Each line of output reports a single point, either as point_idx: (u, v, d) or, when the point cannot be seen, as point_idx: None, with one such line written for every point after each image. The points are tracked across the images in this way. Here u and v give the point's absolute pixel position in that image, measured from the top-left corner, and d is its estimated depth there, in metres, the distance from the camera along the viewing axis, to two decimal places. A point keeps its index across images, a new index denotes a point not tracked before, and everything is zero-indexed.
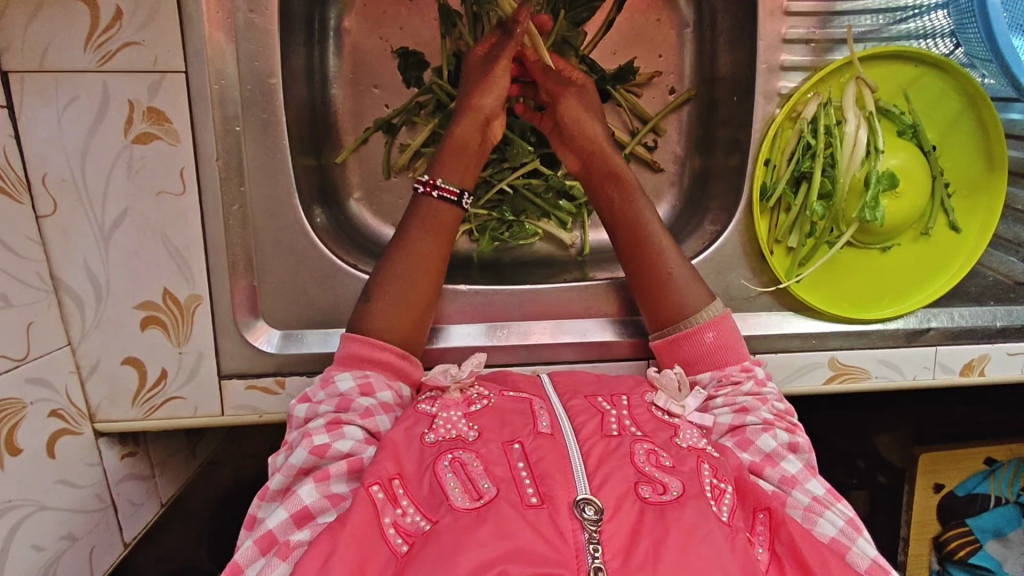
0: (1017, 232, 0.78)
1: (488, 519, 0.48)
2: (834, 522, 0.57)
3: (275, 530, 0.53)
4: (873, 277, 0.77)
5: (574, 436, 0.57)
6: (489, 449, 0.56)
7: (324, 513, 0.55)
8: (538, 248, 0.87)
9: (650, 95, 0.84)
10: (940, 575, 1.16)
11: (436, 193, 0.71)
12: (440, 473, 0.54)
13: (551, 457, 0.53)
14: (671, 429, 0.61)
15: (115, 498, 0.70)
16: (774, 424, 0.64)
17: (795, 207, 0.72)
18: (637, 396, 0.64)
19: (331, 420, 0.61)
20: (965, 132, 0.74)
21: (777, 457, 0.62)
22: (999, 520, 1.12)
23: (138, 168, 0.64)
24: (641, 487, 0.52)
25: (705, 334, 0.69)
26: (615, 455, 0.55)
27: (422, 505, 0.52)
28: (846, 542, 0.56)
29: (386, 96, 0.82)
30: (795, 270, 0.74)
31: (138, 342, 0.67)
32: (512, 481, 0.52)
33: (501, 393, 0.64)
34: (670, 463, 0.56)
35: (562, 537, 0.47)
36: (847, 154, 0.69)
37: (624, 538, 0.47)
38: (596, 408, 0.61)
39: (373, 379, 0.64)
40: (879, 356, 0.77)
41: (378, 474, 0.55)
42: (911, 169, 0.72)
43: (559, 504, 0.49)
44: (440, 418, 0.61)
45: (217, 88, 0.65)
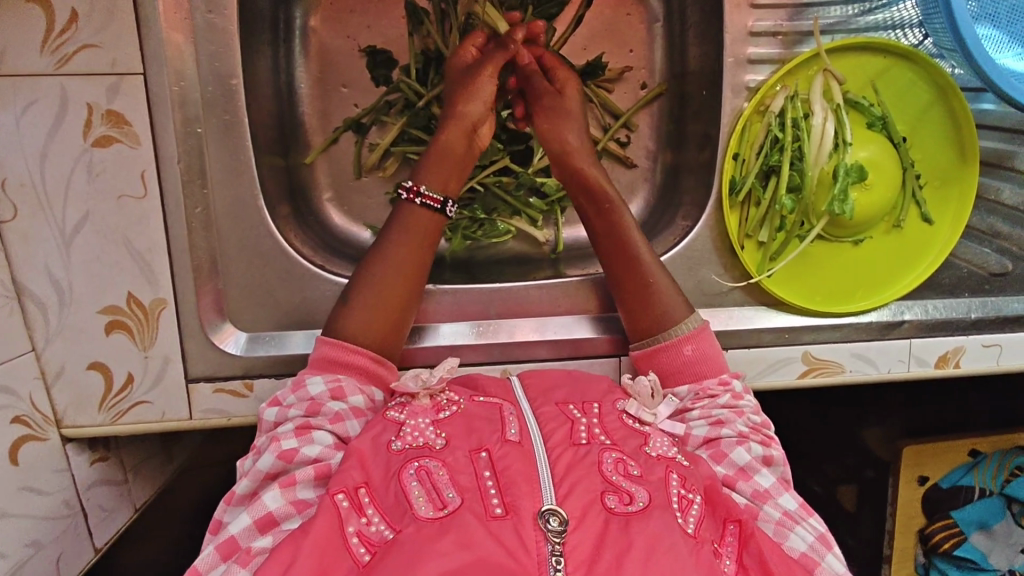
0: (992, 223, 0.78)
1: (452, 528, 0.48)
2: (804, 537, 0.57)
3: (238, 536, 0.54)
4: (846, 270, 0.76)
5: (542, 442, 0.56)
6: (456, 457, 0.55)
7: (289, 519, 0.55)
8: (511, 246, 0.87)
9: (621, 91, 0.84)
10: (926, 567, 1.16)
11: (419, 201, 0.70)
12: (405, 481, 0.53)
13: (518, 464, 0.53)
14: (642, 438, 0.60)
15: (85, 504, 0.69)
16: (748, 437, 0.63)
17: (764, 201, 0.72)
18: (608, 404, 0.63)
19: (300, 425, 0.60)
20: (935, 123, 0.74)
21: (751, 470, 0.61)
22: (985, 512, 1.12)
23: (99, 172, 0.63)
24: (608, 496, 0.52)
25: (684, 347, 0.68)
26: (583, 463, 0.54)
27: (387, 514, 0.52)
28: (815, 556, 0.56)
29: (354, 95, 0.81)
30: (766, 265, 0.74)
31: (103, 347, 0.67)
32: (477, 492, 0.51)
33: (471, 398, 0.63)
34: (637, 473, 0.55)
35: (525, 548, 0.47)
36: (815, 147, 0.69)
37: (588, 551, 0.47)
38: (566, 417, 0.59)
39: (345, 384, 0.64)
40: (853, 350, 0.76)
41: (344, 483, 0.54)
42: (881, 161, 0.71)
43: (524, 515, 0.49)
44: (408, 426, 0.60)
45: (177, 90, 0.64)
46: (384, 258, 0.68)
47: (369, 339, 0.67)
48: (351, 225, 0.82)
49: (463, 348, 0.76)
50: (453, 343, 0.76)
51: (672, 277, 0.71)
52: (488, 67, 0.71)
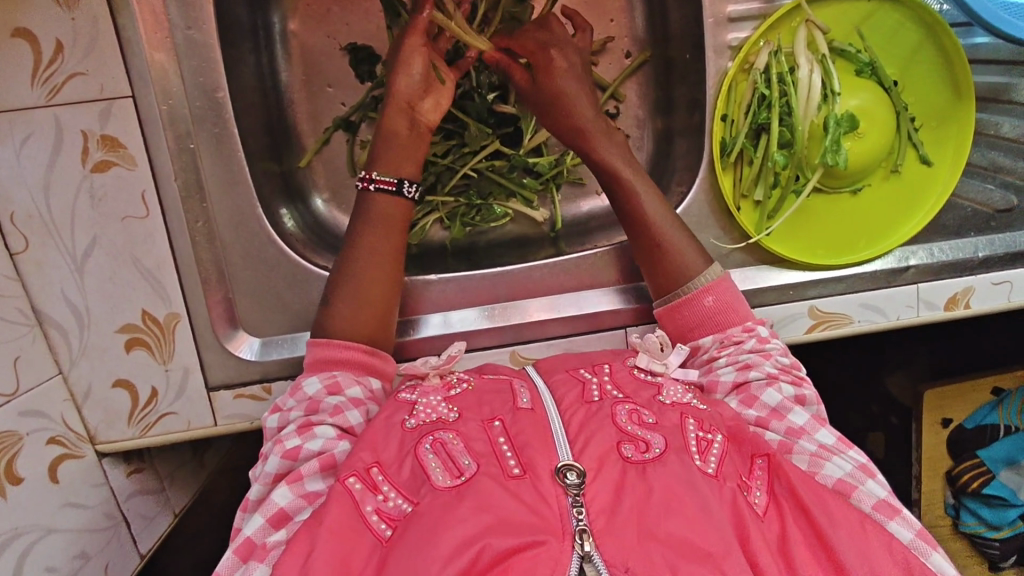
0: (993, 158, 0.77)
1: (468, 495, 0.50)
2: (842, 466, 0.56)
3: (253, 535, 0.54)
4: (846, 221, 0.76)
5: (554, 406, 0.58)
6: (469, 427, 0.57)
7: (301, 511, 0.56)
8: (511, 229, 0.87)
9: (607, 62, 0.82)
10: (958, 508, 1.17)
11: (374, 187, 0.70)
12: (421, 456, 0.54)
13: (531, 430, 0.54)
14: (654, 388, 0.62)
15: (126, 514, 0.73)
16: (778, 378, 0.63)
17: (757, 160, 0.71)
18: (619, 362, 0.65)
19: (302, 423, 0.61)
20: (926, 62, 0.72)
21: (784, 410, 0.61)
22: (1010, 449, 1.11)
23: (101, 197, 0.65)
24: (624, 446, 0.53)
25: (703, 298, 0.69)
26: (597, 418, 0.56)
27: (402, 488, 0.53)
28: (854, 482, 0.55)
29: (341, 93, 0.82)
30: (764, 224, 0.73)
31: (124, 364, 0.69)
32: (492, 455, 0.53)
33: (480, 375, 0.66)
34: (651, 420, 0.57)
35: (546, 502, 0.49)
36: (803, 102, 0.68)
37: (607, 498, 0.49)
38: (577, 379, 0.61)
39: (341, 377, 0.65)
40: (860, 300, 0.76)
41: (355, 466, 0.55)
42: (873, 107, 0.70)
43: (541, 473, 0.51)
44: (420, 405, 0.61)
45: (166, 108, 0.66)
46: (357, 247, 0.69)
47: (358, 334, 0.68)
48: (347, 222, 0.84)
49: (472, 333, 0.78)
50: (462, 330, 0.77)
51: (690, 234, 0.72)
52: (409, 36, 0.70)
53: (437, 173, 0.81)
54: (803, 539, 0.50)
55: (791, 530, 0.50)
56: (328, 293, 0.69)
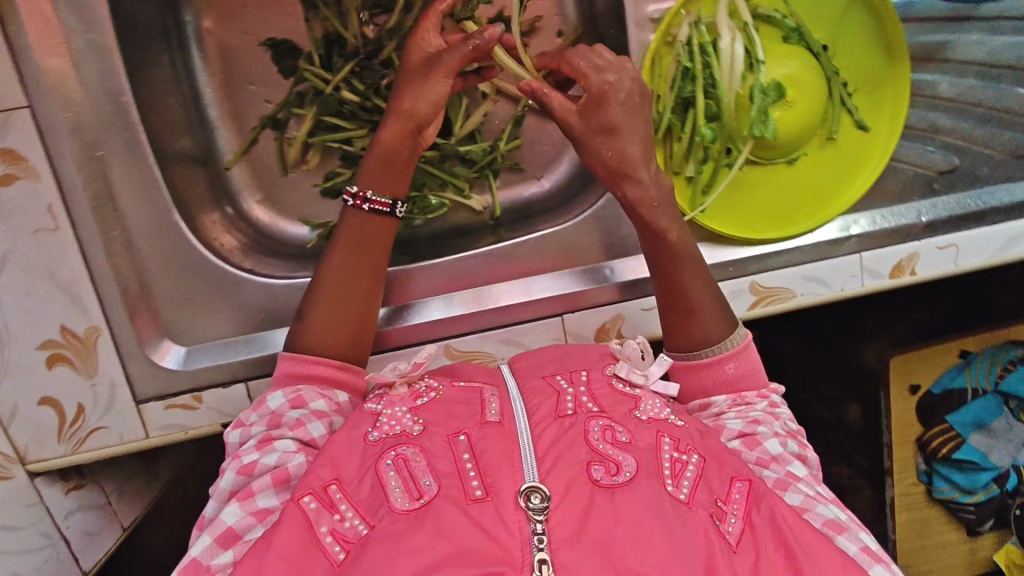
0: (932, 120, 0.75)
1: (426, 520, 0.48)
2: (830, 508, 0.55)
3: (200, 555, 0.52)
4: (784, 193, 0.74)
5: (524, 420, 0.56)
6: (433, 441, 0.55)
7: (250, 530, 0.53)
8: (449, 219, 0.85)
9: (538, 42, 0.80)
10: (929, 474, 1.15)
11: (367, 206, 0.69)
12: (382, 472, 0.53)
13: (496, 447, 0.52)
14: (632, 401, 0.60)
15: (66, 531, 0.71)
16: (785, 437, 0.61)
17: (685, 135, 0.69)
18: (597, 369, 0.63)
19: (262, 438, 0.60)
20: (856, 25, 0.70)
21: (784, 460, 0.59)
22: (980, 411, 1.11)
23: (7, 211, 0.63)
24: (594, 467, 0.51)
25: (725, 365, 0.66)
26: (569, 435, 0.54)
27: (360, 508, 0.51)
28: (838, 527, 0.53)
29: (263, 91, 0.80)
30: (698, 201, 0.72)
31: (48, 381, 0.67)
32: (455, 476, 0.51)
33: (451, 383, 0.64)
34: (626, 439, 0.55)
35: (507, 528, 0.47)
36: (727, 73, 0.65)
37: (571, 524, 0.47)
38: (552, 390, 0.60)
39: (305, 392, 0.63)
40: (802, 273, 0.74)
41: (310, 484, 0.53)
42: (802, 74, 0.68)
43: (505, 496, 0.49)
44: (384, 416, 0.59)
45: (69, 116, 0.63)
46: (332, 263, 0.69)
47: (326, 347, 0.67)
48: (278, 222, 0.82)
49: (407, 329, 0.75)
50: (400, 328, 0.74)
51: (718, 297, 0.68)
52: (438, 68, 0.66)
53: None
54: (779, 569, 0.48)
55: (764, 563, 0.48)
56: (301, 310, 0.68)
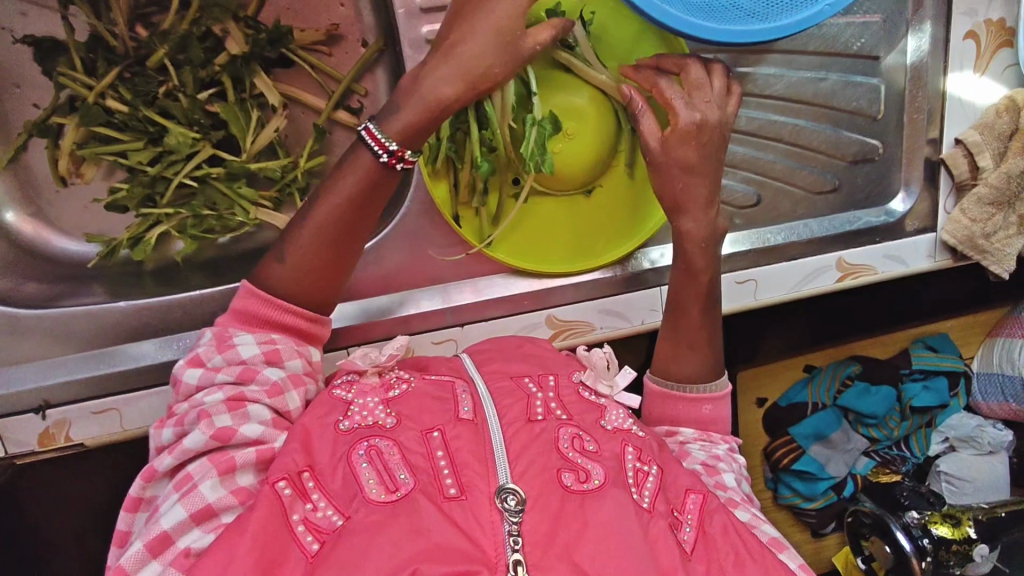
0: (730, 152, 0.74)
1: (403, 515, 0.48)
2: (768, 530, 0.60)
3: (171, 531, 0.49)
4: (580, 224, 0.72)
5: (496, 420, 0.55)
6: (407, 436, 0.54)
7: (227, 511, 0.52)
8: (256, 237, 0.80)
9: (341, 54, 0.77)
10: (775, 483, 1.17)
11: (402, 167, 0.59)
12: (354, 463, 0.52)
13: (470, 444, 0.53)
14: (598, 411, 0.61)
15: None
16: (732, 460, 0.65)
17: (466, 164, 0.65)
18: (565, 376, 0.64)
19: (232, 396, 0.55)
20: (647, 53, 0.68)
21: (719, 467, 0.63)
22: (820, 424, 1.13)
23: None
24: (564, 474, 0.52)
25: (702, 405, 0.67)
26: (539, 441, 0.54)
27: (333, 500, 0.51)
28: (782, 542, 0.58)
29: (33, 94, 0.73)
30: (487, 232, 0.69)
31: None
32: (430, 475, 0.51)
33: (421, 375, 0.62)
34: (593, 448, 0.56)
35: (481, 529, 0.48)
36: (498, 103, 0.62)
37: (545, 530, 0.48)
38: (522, 391, 0.59)
39: (280, 346, 0.59)
40: (599, 306, 0.73)
41: (285, 469, 0.52)
42: (587, 103, 0.66)
43: (479, 496, 0.49)
44: (356, 405, 0.58)
45: None
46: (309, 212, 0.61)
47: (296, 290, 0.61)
48: (45, 235, 0.76)
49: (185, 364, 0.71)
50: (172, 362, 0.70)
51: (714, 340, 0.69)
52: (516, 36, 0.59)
53: (148, 182, 0.73)
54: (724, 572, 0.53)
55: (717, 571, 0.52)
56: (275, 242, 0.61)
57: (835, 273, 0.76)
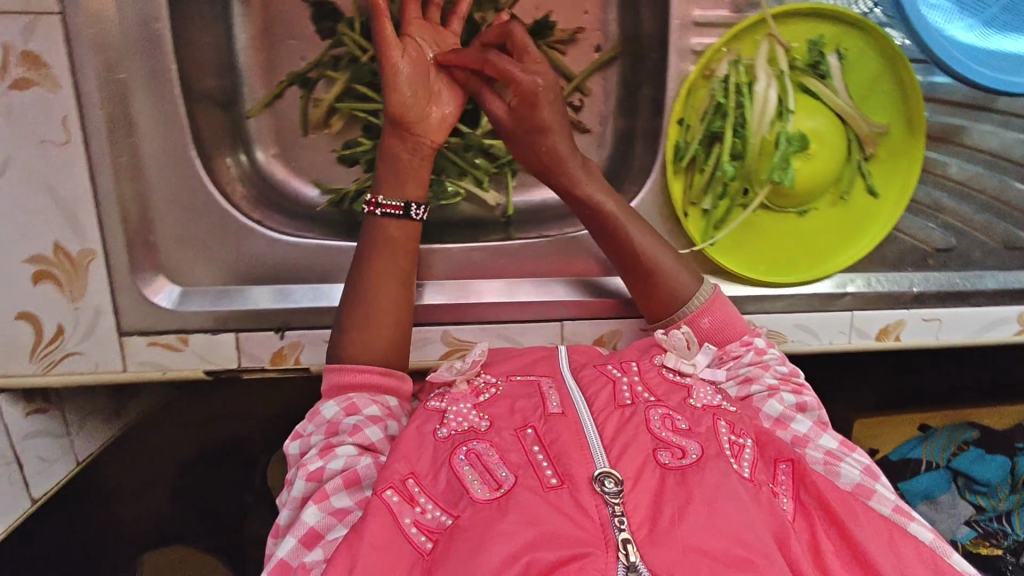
0: (937, 198, 0.78)
1: (510, 509, 0.50)
2: (853, 469, 0.58)
3: (287, 558, 0.53)
4: (789, 240, 0.76)
5: (586, 409, 0.58)
6: (502, 437, 0.57)
7: (333, 529, 0.54)
8: (462, 208, 0.84)
9: (574, 54, 0.81)
10: None
11: (380, 212, 0.67)
12: (456, 467, 0.55)
13: (565, 436, 0.55)
14: (684, 391, 0.63)
15: (19, 453, 0.70)
16: (778, 389, 0.65)
17: (707, 168, 0.71)
18: (646, 360, 0.66)
19: (324, 446, 0.59)
20: (883, 93, 0.72)
21: (787, 420, 0.63)
22: (930, 484, 1.09)
23: (18, 116, 0.60)
24: (659, 453, 0.55)
25: (701, 319, 0.70)
26: (632, 424, 0.56)
27: (439, 501, 0.54)
28: (870, 487, 0.57)
29: (302, 48, 0.79)
30: (709, 233, 0.73)
31: (33, 297, 0.65)
32: (529, 466, 0.53)
33: (508, 377, 0.65)
34: (685, 426, 0.58)
35: (587, 515, 0.49)
36: (757, 115, 0.67)
37: (647, 509, 0.50)
38: (607, 377, 0.62)
39: (357, 399, 0.62)
40: (797, 321, 0.77)
41: (390, 478, 0.54)
42: (826, 132, 0.70)
43: (579, 482, 0.51)
44: (450, 412, 0.61)
45: (97, 33, 0.60)
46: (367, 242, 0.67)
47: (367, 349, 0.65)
48: (289, 177, 0.81)
49: None
50: None
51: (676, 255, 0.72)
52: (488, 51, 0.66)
53: None
54: (835, 547, 0.53)
55: (822, 540, 0.53)
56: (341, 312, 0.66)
57: (1015, 327, 0.79)
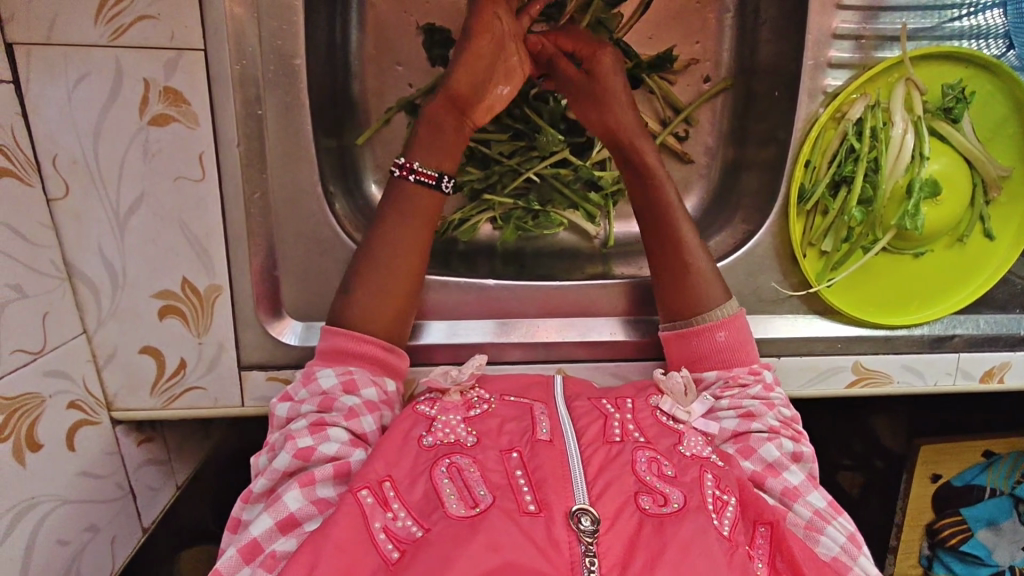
0: None
1: (481, 529, 0.47)
2: (835, 539, 0.55)
3: (259, 538, 0.51)
4: (905, 282, 0.75)
5: (575, 441, 0.55)
6: (486, 455, 0.54)
7: (310, 520, 0.53)
8: (561, 238, 0.83)
9: (684, 83, 0.80)
10: (930, 561, 1.00)
11: (414, 177, 0.66)
12: (436, 479, 0.52)
13: (550, 465, 0.52)
14: (674, 437, 0.59)
15: (134, 485, 0.69)
16: (778, 432, 0.61)
17: (833, 210, 0.71)
18: (641, 400, 0.62)
19: (314, 421, 0.58)
20: (1008, 137, 0.72)
21: (780, 467, 0.59)
22: (993, 510, 0.97)
23: (155, 152, 0.60)
24: (642, 497, 0.51)
25: (716, 332, 0.66)
26: (617, 463, 0.53)
27: (413, 510, 0.51)
28: (847, 560, 0.54)
29: (410, 75, 0.76)
30: (826, 274, 0.73)
31: (156, 332, 0.65)
32: (508, 488, 0.51)
33: (501, 397, 0.62)
34: (671, 473, 0.54)
35: (557, 548, 0.47)
36: (892, 159, 0.68)
37: (620, 553, 0.47)
38: (599, 412, 0.59)
39: (357, 376, 0.61)
40: (903, 362, 0.75)
41: (368, 478, 0.52)
42: (951, 175, 0.70)
43: (555, 513, 0.48)
44: (439, 421, 0.58)
45: (238, 68, 0.61)
46: (392, 239, 0.65)
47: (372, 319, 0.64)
48: None
49: (504, 345, 0.73)
50: (502, 341, 0.73)
51: (715, 267, 0.69)
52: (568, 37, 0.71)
53: (500, 173, 0.77)
54: None
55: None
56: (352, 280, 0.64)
57: None
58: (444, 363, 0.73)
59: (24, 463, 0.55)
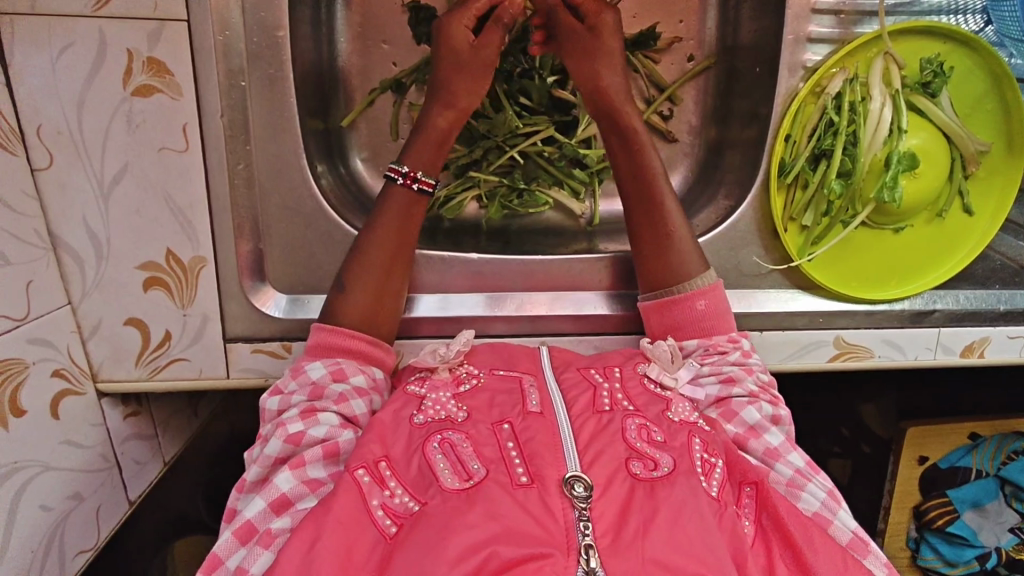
0: None
1: (477, 501, 0.47)
2: (816, 494, 0.56)
3: (254, 520, 0.52)
4: (887, 257, 0.76)
5: (564, 411, 0.55)
6: (478, 429, 0.54)
7: (303, 500, 0.53)
8: (547, 217, 0.83)
9: (668, 62, 0.80)
10: (917, 542, 0.99)
11: (416, 187, 0.67)
12: (429, 454, 0.52)
13: (541, 435, 0.52)
14: (663, 403, 0.59)
15: (119, 457, 0.69)
16: (758, 397, 0.62)
17: (813, 184, 0.71)
18: (629, 368, 0.62)
19: (305, 408, 0.58)
20: (986, 112, 0.73)
21: (761, 429, 0.60)
22: (979, 492, 0.95)
23: (139, 123, 0.61)
24: (633, 464, 0.51)
25: (696, 302, 0.66)
26: (607, 432, 0.53)
27: (409, 486, 0.51)
28: (828, 515, 0.55)
29: (395, 52, 0.76)
30: (807, 249, 0.74)
31: (141, 303, 0.66)
32: (501, 461, 0.50)
33: (491, 370, 0.62)
34: (660, 439, 0.54)
35: (552, 515, 0.46)
36: (870, 133, 0.69)
37: (613, 518, 0.46)
38: (588, 382, 0.59)
39: (345, 365, 0.62)
40: (884, 336, 0.76)
41: (364, 458, 0.52)
42: (931, 149, 0.71)
43: (549, 483, 0.48)
44: (429, 400, 0.58)
45: (222, 40, 0.61)
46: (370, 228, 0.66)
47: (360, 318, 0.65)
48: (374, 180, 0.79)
49: (490, 319, 0.74)
50: (486, 315, 0.74)
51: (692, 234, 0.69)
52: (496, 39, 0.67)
53: (485, 149, 0.77)
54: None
55: (778, 566, 0.49)
56: (345, 276, 0.65)
57: None
58: (428, 337, 0.74)
59: (8, 427, 0.55)
